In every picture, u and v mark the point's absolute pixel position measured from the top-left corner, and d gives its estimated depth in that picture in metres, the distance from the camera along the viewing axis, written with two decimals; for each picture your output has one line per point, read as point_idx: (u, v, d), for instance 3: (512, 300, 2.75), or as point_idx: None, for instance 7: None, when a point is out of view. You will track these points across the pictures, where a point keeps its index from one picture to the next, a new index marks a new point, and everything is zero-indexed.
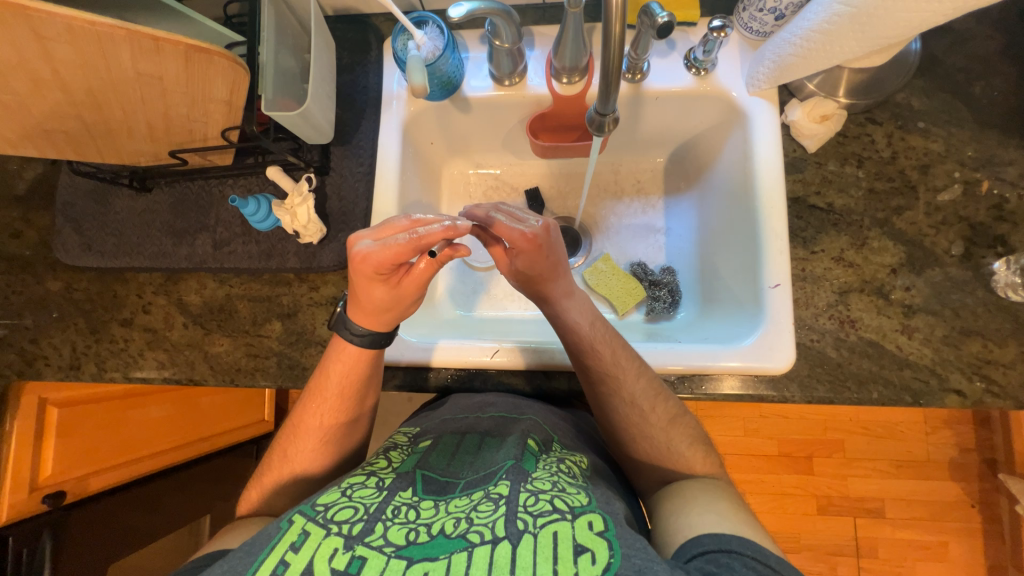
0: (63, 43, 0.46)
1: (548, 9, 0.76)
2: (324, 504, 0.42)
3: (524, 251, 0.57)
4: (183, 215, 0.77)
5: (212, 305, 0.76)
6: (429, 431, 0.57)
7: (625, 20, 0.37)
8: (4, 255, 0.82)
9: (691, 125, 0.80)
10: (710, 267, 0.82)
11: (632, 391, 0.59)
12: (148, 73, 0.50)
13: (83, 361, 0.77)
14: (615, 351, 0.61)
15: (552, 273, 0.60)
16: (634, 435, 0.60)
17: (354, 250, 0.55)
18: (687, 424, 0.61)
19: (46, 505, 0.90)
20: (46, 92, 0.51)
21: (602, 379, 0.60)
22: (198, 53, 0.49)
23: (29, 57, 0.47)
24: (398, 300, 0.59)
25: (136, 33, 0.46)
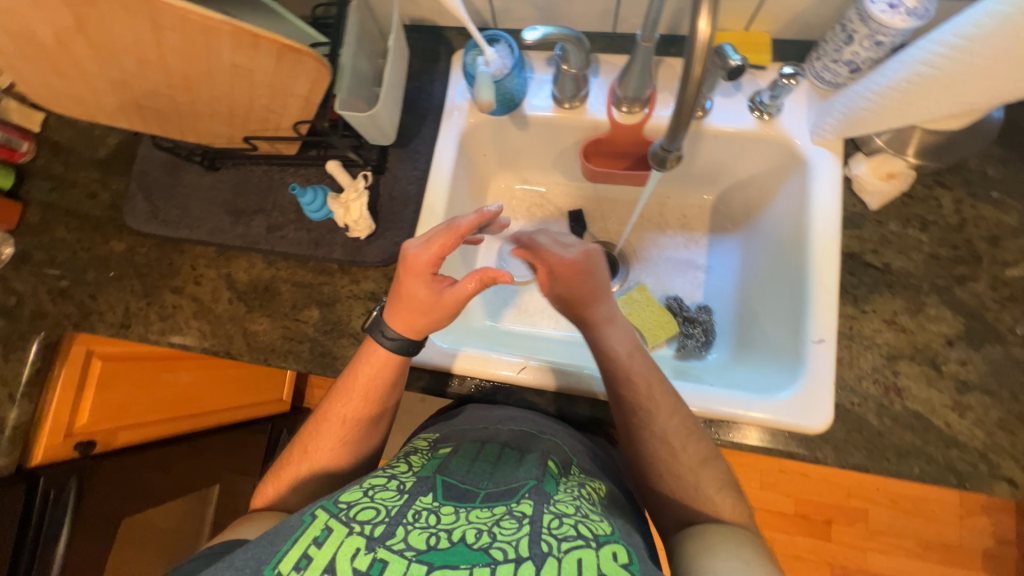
0: (173, 31, 0.50)
1: (616, 38, 0.78)
2: (346, 502, 0.42)
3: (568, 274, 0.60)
4: (244, 196, 0.81)
5: (258, 284, 0.79)
6: (449, 438, 0.57)
7: (705, 63, 0.38)
8: (79, 213, 0.88)
9: (747, 167, 0.79)
10: (750, 311, 0.80)
11: (663, 427, 0.59)
12: (242, 65, 0.54)
13: (133, 321, 0.81)
14: (648, 383, 0.61)
15: (592, 297, 0.61)
16: (660, 470, 0.59)
17: (406, 248, 0.59)
18: (717, 468, 0.59)
19: (78, 452, 0.94)
20: (148, 73, 0.55)
21: (633, 411, 0.60)
22: (291, 52, 0.52)
23: (139, 39, 0.51)
24: (436, 309, 0.60)
25: (240, 30, 0.50)
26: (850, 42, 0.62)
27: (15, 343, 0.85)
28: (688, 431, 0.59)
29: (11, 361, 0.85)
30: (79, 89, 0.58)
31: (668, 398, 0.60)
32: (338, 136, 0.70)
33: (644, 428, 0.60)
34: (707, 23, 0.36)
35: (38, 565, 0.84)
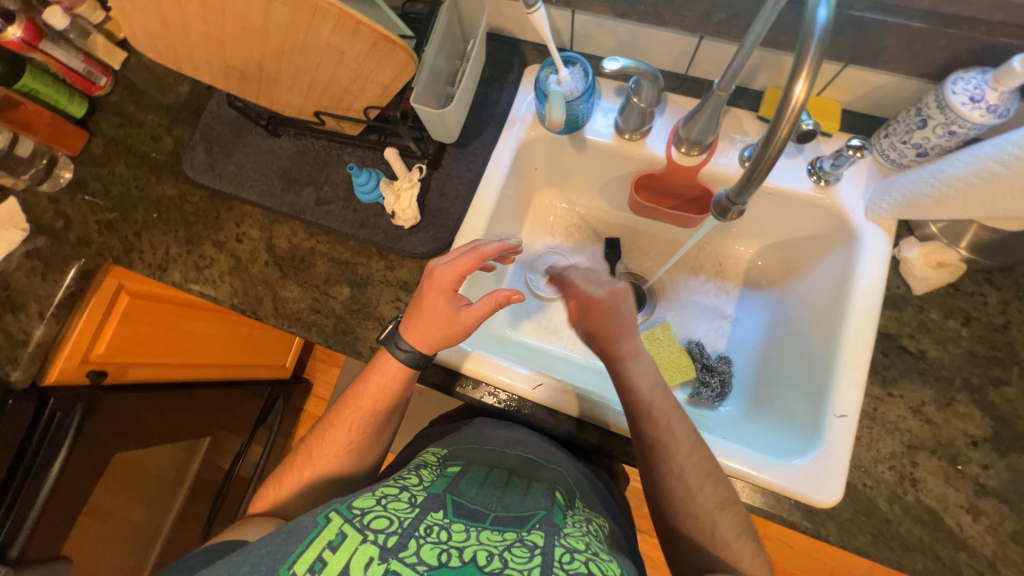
0: (280, 5, 0.52)
1: (687, 81, 0.79)
2: (361, 508, 0.43)
3: (595, 310, 0.66)
4: (300, 165, 0.83)
5: (296, 252, 0.81)
6: (458, 457, 0.59)
7: (793, 127, 0.39)
8: (140, 153, 0.91)
9: (793, 228, 0.79)
10: (772, 372, 0.79)
11: (682, 465, 0.59)
12: (336, 46, 0.56)
13: (171, 265, 0.84)
14: (664, 422, 0.61)
15: (619, 333, 0.65)
16: (676, 508, 0.59)
17: (429, 268, 0.62)
18: (736, 515, 0.58)
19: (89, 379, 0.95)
20: (245, 38, 0.57)
21: (650, 444, 0.61)
22: (386, 43, 0.54)
23: (246, 4, 0.53)
24: (452, 324, 0.61)
25: (345, 14, 0.52)
26: (923, 126, 0.62)
27: (55, 264, 0.88)
28: (705, 475, 0.59)
29: (47, 281, 0.88)
30: (171, 38, 0.60)
31: (687, 436, 0.61)
32: (405, 126, 0.72)
33: (664, 464, 0.59)
34: (803, 89, 0.37)
35: (32, 483, 0.85)
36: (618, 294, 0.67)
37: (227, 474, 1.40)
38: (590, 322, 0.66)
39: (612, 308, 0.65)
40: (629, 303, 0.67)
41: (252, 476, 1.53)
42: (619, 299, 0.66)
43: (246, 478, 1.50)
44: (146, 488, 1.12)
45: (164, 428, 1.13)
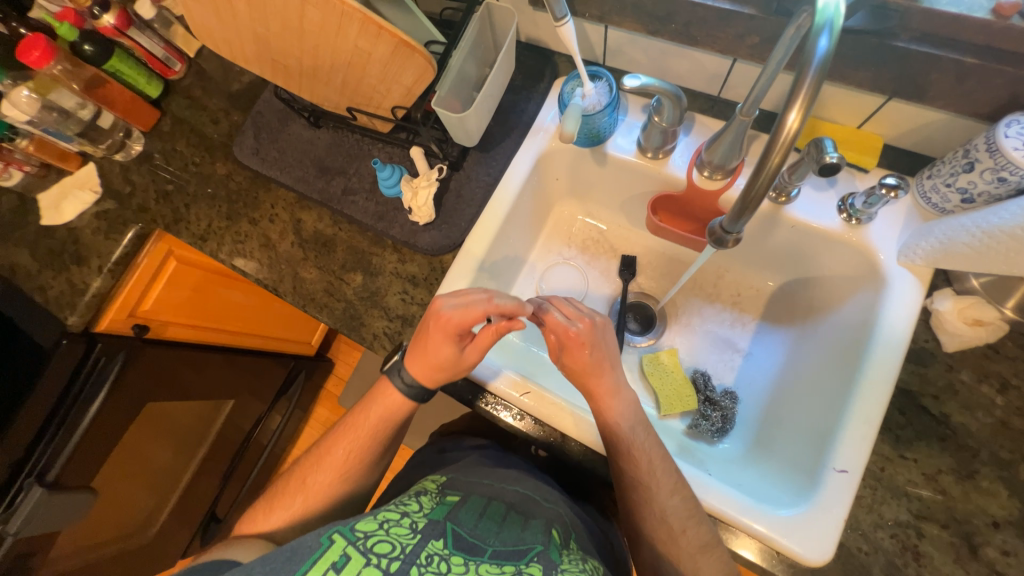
0: (315, 9, 0.56)
1: (718, 103, 0.77)
2: (363, 532, 0.49)
3: (573, 346, 0.62)
4: (334, 156, 0.88)
5: (319, 237, 0.86)
6: (458, 484, 0.61)
7: (785, 156, 0.38)
8: (201, 133, 1.00)
9: (820, 266, 0.74)
10: (779, 414, 0.75)
11: (663, 508, 0.59)
12: (363, 49, 0.59)
13: (210, 237, 0.91)
14: (644, 462, 0.60)
15: (595, 370, 0.63)
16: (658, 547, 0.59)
17: (438, 309, 0.61)
18: (719, 557, 0.58)
19: (133, 330, 1.06)
20: (286, 36, 0.62)
21: (632, 485, 0.61)
22: (406, 48, 0.58)
23: (286, 7, 0.57)
24: (457, 362, 0.64)
25: (369, 20, 0.56)
26: (969, 170, 0.57)
27: (117, 226, 0.98)
28: (686, 522, 0.58)
29: (109, 240, 0.98)
30: (227, 37, 0.66)
31: (669, 478, 0.60)
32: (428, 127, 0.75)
33: (646, 505, 0.60)
34: (797, 117, 0.36)
35: (73, 419, 0.95)
36: (597, 326, 0.63)
37: (246, 436, 1.50)
38: (567, 359, 0.63)
39: (590, 342, 0.62)
40: (609, 333, 0.64)
41: (268, 443, 1.63)
42: (599, 330, 0.63)
43: (263, 443, 1.60)
44: (173, 436, 1.22)
45: (197, 385, 1.22)
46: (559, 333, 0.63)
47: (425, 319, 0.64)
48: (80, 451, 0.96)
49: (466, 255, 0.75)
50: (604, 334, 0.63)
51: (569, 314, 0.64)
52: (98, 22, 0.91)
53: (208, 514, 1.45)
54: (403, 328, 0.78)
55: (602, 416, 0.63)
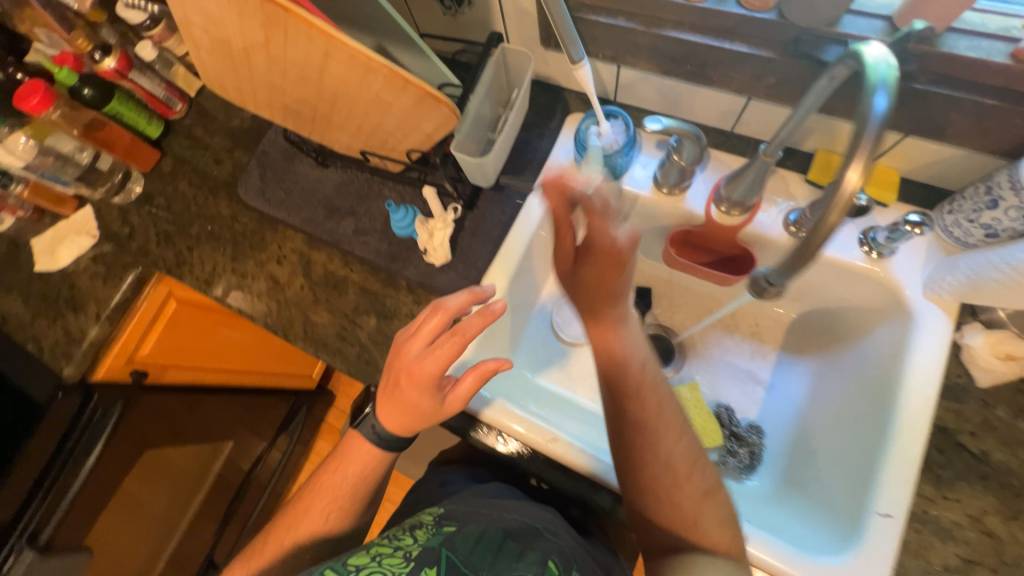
0: (340, 64, 0.54)
1: (731, 137, 0.77)
2: (354, 566, 0.49)
3: (602, 245, 0.57)
4: (343, 196, 0.87)
5: (330, 279, 0.83)
6: (455, 513, 0.60)
7: (843, 215, 0.38)
8: (204, 174, 0.98)
9: (842, 297, 0.74)
10: (809, 449, 0.74)
11: (669, 449, 0.60)
12: (385, 99, 0.58)
13: (214, 279, 0.88)
14: (653, 404, 0.62)
15: (609, 296, 0.60)
16: (659, 491, 0.59)
17: (405, 357, 0.59)
18: (720, 503, 0.59)
19: (132, 377, 1.02)
20: (302, 86, 0.60)
21: (636, 422, 0.61)
22: (431, 100, 0.56)
23: (308, 58, 0.55)
24: (439, 411, 0.61)
25: (395, 75, 0.54)
26: (992, 207, 0.57)
27: (116, 270, 0.95)
28: (689, 466, 0.60)
29: (107, 285, 0.94)
30: (238, 86, 0.65)
31: (673, 421, 0.62)
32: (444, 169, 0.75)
33: (651, 446, 0.60)
34: (856, 177, 0.37)
35: (68, 473, 0.90)
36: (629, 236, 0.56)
37: (246, 475, 1.44)
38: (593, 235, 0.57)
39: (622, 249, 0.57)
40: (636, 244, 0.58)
41: (269, 482, 1.56)
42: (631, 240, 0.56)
43: (263, 484, 1.53)
44: (169, 479, 1.17)
45: (191, 424, 1.18)
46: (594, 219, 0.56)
47: (393, 369, 0.61)
48: (75, 502, 0.92)
49: None
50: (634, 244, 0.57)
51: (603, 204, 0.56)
52: (99, 66, 0.89)
53: (207, 561, 1.36)
54: None
55: (613, 355, 0.62)
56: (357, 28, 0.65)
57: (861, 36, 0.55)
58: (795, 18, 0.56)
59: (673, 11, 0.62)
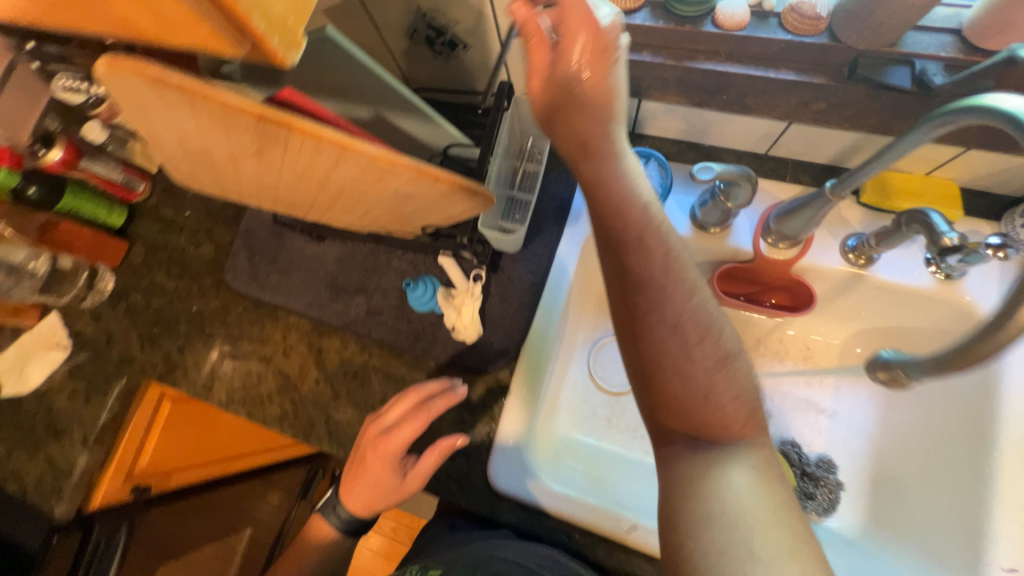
0: (350, 167, 0.42)
1: (768, 159, 0.71)
2: None
3: (573, 36, 0.42)
4: (347, 271, 0.78)
5: (348, 368, 0.75)
6: (442, 557, 0.60)
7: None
8: (182, 261, 0.88)
9: (907, 320, 0.69)
10: (887, 480, 0.71)
11: (679, 314, 0.46)
12: (407, 193, 0.46)
13: (215, 384, 0.78)
14: (661, 260, 0.46)
15: (599, 117, 0.44)
16: (666, 364, 0.46)
17: (375, 432, 0.64)
18: (739, 371, 0.48)
19: (132, 495, 0.90)
20: (302, 185, 0.49)
21: (640, 285, 0.46)
22: (465, 191, 0.44)
23: (308, 164, 0.43)
24: (400, 488, 0.65)
25: (422, 172, 0.42)
26: None
27: (98, 385, 0.84)
28: (702, 331, 0.46)
29: (91, 404, 0.83)
30: (221, 183, 0.55)
31: (685, 281, 0.46)
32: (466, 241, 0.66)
33: (657, 313, 0.46)
34: None
35: None
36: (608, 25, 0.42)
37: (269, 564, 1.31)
38: (562, 56, 0.43)
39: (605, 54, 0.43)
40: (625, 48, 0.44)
41: None
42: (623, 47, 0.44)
43: None
44: None
45: (197, 522, 1.06)
46: (564, 9, 0.41)
47: (362, 443, 0.66)
48: None
49: (531, 373, 0.67)
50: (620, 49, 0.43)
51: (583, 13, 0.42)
52: (44, 159, 0.76)
53: None
54: (469, 466, 0.68)
55: (617, 193, 0.45)
56: (351, 99, 0.56)
57: (927, 54, 0.49)
58: (851, 41, 0.50)
59: (707, 41, 0.55)
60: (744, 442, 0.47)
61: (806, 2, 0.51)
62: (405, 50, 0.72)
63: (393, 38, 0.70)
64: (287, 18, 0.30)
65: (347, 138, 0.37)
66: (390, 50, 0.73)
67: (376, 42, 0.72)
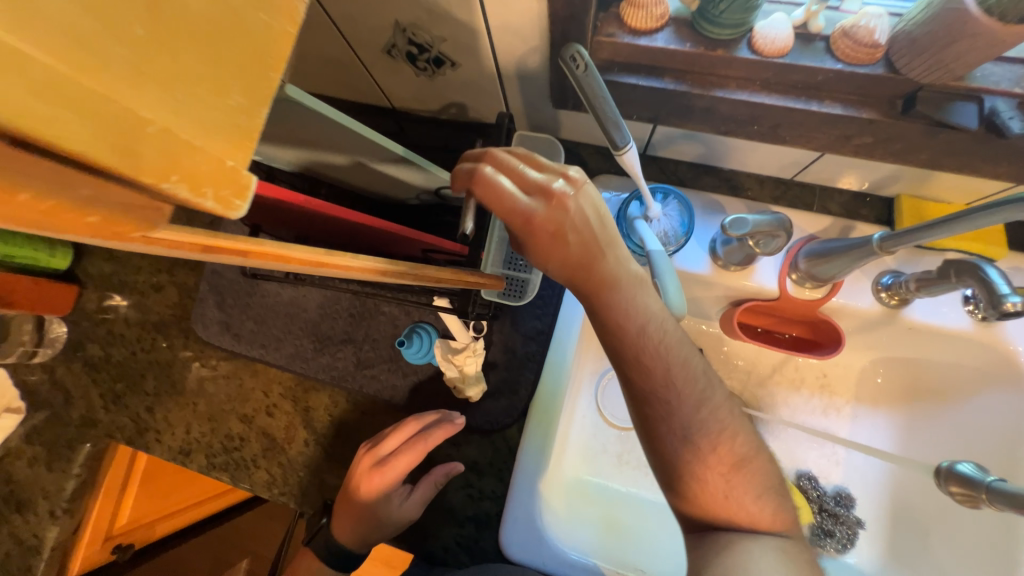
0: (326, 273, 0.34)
1: (792, 186, 0.66)
2: None
3: (536, 238, 0.38)
4: (332, 319, 0.71)
5: (340, 428, 0.69)
6: None
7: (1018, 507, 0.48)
8: (141, 308, 0.78)
9: (939, 355, 0.65)
10: (910, 516, 0.68)
11: (687, 423, 0.42)
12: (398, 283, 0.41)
13: (194, 448, 0.72)
14: (662, 370, 0.42)
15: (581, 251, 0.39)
16: (678, 473, 0.43)
17: (371, 462, 0.60)
18: (758, 471, 0.43)
19: (114, 555, 0.83)
20: None
21: (642, 399, 0.43)
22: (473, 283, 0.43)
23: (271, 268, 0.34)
24: (385, 523, 0.59)
25: (425, 275, 0.38)
26: None
27: (60, 452, 0.76)
28: (713, 435, 0.43)
29: (53, 471, 0.76)
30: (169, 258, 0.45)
31: (691, 388, 0.42)
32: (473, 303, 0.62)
33: (661, 424, 0.43)
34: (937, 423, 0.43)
35: None
36: (558, 200, 0.37)
37: None
38: (540, 258, 0.40)
39: (570, 225, 0.38)
40: (592, 198, 0.38)
41: None
42: (582, 199, 0.38)
43: None
44: None
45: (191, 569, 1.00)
46: (514, 214, 0.37)
47: (352, 476, 0.61)
48: None
49: (545, 432, 0.62)
50: (581, 211, 0.38)
51: (528, 188, 0.37)
52: None
53: None
54: (479, 532, 0.64)
55: (609, 306, 0.40)
56: (324, 149, 0.47)
57: (998, 89, 0.43)
58: (913, 73, 0.43)
59: (740, 67, 0.47)
60: (777, 536, 0.42)
61: (863, 25, 0.43)
62: (383, 65, 0.61)
63: (369, 53, 0.60)
64: (225, 159, 0.20)
65: (329, 256, 0.31)
66: (366, 65, 0.62)
67: (350, 57, 0.61)
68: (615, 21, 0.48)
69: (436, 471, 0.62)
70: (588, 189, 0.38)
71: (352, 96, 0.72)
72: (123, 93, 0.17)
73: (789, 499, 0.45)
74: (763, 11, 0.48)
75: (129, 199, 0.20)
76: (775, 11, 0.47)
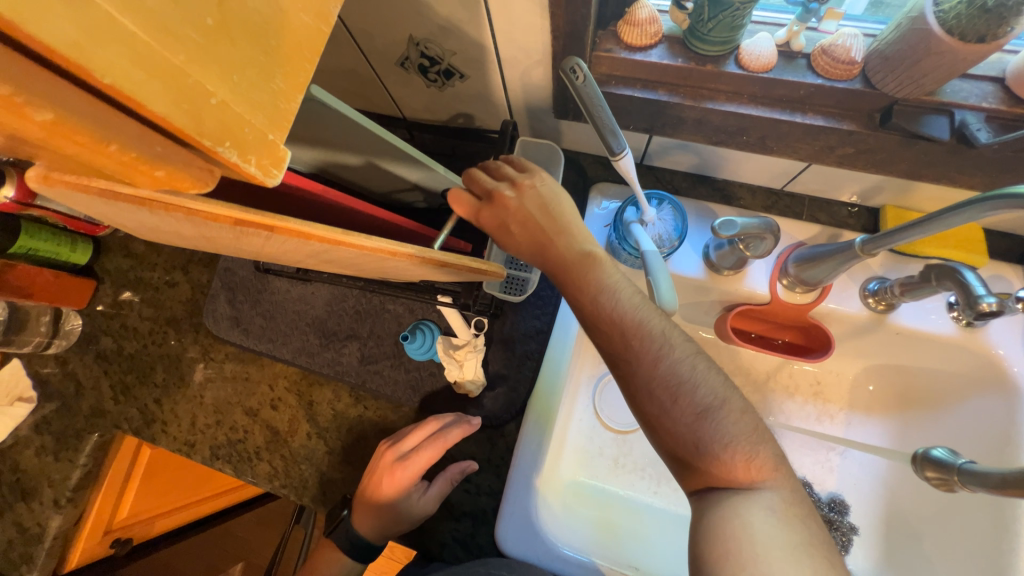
0: (341, 256, 0.36)
1: (782, 197, 0.69)
2: None
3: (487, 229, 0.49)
4: (338, 315, 0.73)
5: (343, 422, 0.70)
6: None
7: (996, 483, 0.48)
8: (155, 302, 0.81)
9: (925, 361, 0.67)
10: (908, 522, 0.68)
11: (646, 380, 0.43)
12: (408, 269, 0.42)
13: (198, 439, 0.74)
14: (621, 334, 0.45)
15: (533, 232, 0.47)
16: (651, 427, 0.44)
17: (389, 456, 0.62)
18: (726, 419, 0.43)
19: (112, 548, 0.85)
20: (290, 257, 0.42)
21: (610, 362, 0.46)
22: (473, 269, 0.44)
23: (291, 249, 0.37)
24: (402, 515, 0.60)
25: (429, 258, 0.38)
26: None
27: (67, 441, 0.78)
28: (674, 389, 0.43)
29: (60, 461, 0.77)
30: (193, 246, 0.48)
31: (648, 346, 0.44)
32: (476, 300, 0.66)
33: (627, 384, 0.45)
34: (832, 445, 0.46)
35: None
36: (499, 199, 0.47)
37: None
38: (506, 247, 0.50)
39: (510, 218, 0.47)
40: (536, 196, 0.47)
41: None
42: (524, 198, 0.47)
43: None
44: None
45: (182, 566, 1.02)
46: (470, 212, 0.49)
47: (371, 470, 0.63)
48: None
49: (541, 426, 0.64)
50: (522, 205, 0.47)
51: (483, 191, 0.48)
52: None
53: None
54: (475, 528, 0.65)
55: (566, 282, 0.47)
56: (339, 150, 0.51)
57: (966, 104, 0.46)
58: (887, 88, 0.46)
59: (729, 81, 0.51)
60: (759, 489, 0.41)
61: (839, 44, 0.47)
62: (396, 77, 0.66)
63: (383, 66, 0.64)
64: (268, 133, 0.24)
65: (346, 234, 0.33)
66: (379, 76, 0.67)
67: (365, 69, 0.66)
68: (613, 37, 0.52)
69: (451, 469, 0.64)
70: (532, 191, 0.48)
71: (364, 106, 0.76)
72: (195, 68, 0.20)
73: (768, 445, 0.43)
74: (749, 31, 0.52)
75: (193, 164, 0.25)
76: (760, 30, 0.51)
